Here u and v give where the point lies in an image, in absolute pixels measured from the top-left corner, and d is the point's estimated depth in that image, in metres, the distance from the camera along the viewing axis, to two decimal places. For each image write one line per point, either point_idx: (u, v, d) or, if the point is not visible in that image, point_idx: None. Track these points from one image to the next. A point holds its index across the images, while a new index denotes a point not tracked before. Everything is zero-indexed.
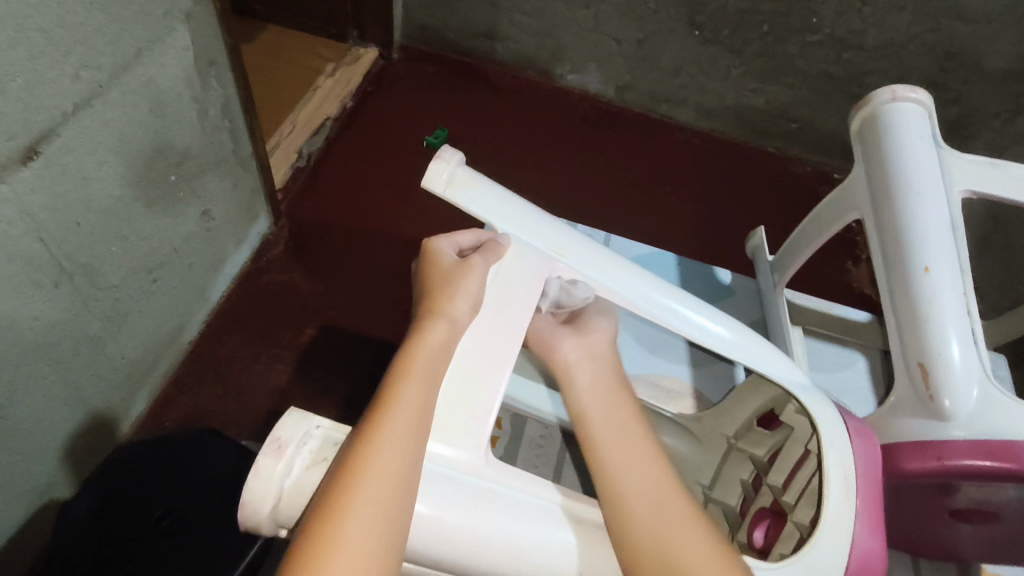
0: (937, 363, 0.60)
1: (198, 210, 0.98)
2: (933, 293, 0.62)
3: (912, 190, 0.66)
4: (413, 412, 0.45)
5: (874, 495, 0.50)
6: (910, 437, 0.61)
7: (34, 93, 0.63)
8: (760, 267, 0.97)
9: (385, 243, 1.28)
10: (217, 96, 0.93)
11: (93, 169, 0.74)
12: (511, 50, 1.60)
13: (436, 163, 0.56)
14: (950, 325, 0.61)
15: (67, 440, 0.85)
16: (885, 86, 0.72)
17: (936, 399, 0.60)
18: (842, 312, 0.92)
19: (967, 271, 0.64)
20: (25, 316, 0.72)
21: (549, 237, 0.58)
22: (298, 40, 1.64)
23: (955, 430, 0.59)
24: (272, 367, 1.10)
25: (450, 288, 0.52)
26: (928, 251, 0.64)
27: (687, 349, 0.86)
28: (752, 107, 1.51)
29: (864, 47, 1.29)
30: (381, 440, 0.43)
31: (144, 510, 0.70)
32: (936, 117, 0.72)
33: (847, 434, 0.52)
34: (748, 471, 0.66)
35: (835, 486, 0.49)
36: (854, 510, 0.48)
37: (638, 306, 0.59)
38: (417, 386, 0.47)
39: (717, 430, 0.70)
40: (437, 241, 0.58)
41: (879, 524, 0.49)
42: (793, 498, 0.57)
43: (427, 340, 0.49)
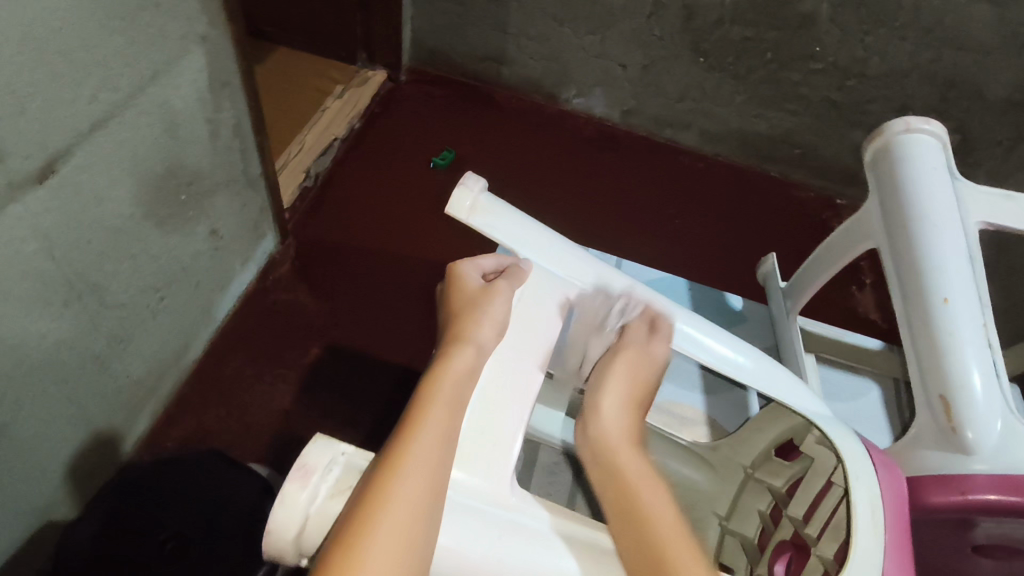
0: (959, 396, 0.60)
1: (207, 229, 0.99)
2: (954, 324, 0.62)
3: (928, 221, 0.67)
4: (440, 439, 0.45)
5: (902, 533, 0.48)
6: (933, 471, 0.61)
7: (51, 114, 0.63)
8: (772, 293, 0.97)
9: (391, 264, 1.28)
10: (230, 117, 0.94)
11: (106, 189, 0.74)
12: (518, 74, 1.62)
13: (459, 189, 0.56)
14: (971, 357, 0.61)
15: (69, 460, 0.84)
16: (899, 117, 0.73)
17: (958, 431, 0.60)
18: (853, 340, 0.92)
19: (986, 304, 0.64)
20: (34, 334, 0.71)
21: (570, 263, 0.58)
22: (308, 62, 1.66)
23: (977, 464, 0.58)
24: (276, 388, 1.09)
25: (476, 312, 0.53)
26: (946, 282, 0.64)
27: (699, 375, 0.86)
28: (756, 132, 1.52)
29: (867, 75, 1.31)
30: (407, 463, 0.43)
31: (155, 528, 0.69)
32: (950, 148, 0.73)
33: (871, 465, 0.52)
34: (767, 502, 0.66)
35: (864, 523, 0.47)
36: (884, 549, 0.46)
37: (658, 332, 0.59)
38: (443, 408, 0.46)
39: (733, 460, 0.70)
40: (461, 266, 0.58)
41: (910, 566, 0.47)
42: (815, 531, 0.55)
43: (454, 363, 0.49)
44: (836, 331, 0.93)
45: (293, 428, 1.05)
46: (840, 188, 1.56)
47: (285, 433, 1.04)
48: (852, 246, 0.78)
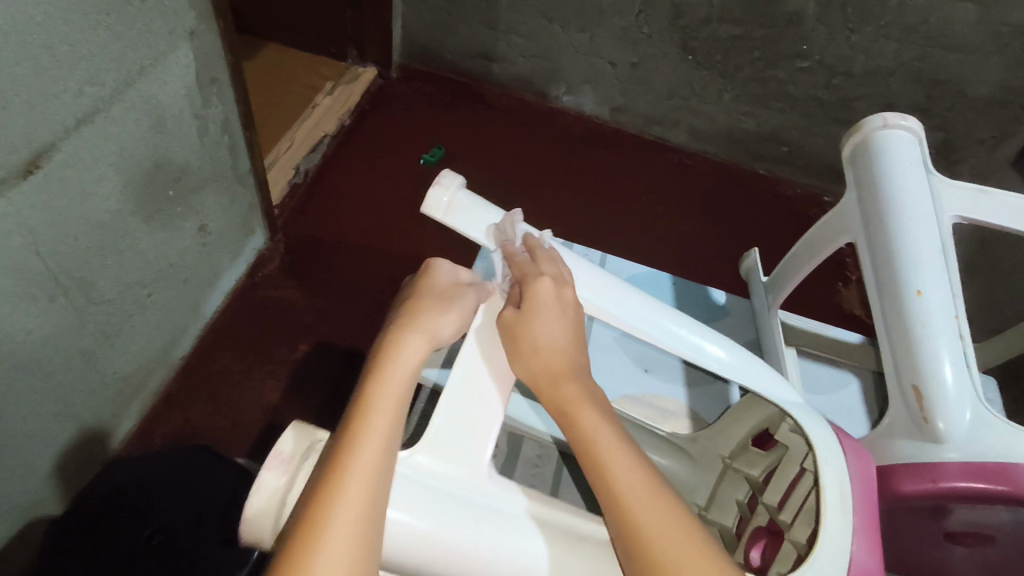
0: (930, 387, 0.61)
1: (195, 225, 0.99)
2: (925, 316, 0.63)
3: (902, 215, 0.68)
4: (386, 428, 0.45)
5: (871, 513, 0.50)
6: (906, 459, 0.61)
7: (36, 107, 0.63)
8: (755, 288, 0.98)
9: (382, 261, 1.28)
10: (218, 112, 0.93)
11: (94, 184, 0.74)
12: (508, 71, 1.63)
13: (435, 188, 0.57)
14: (943, 349, 0.62)
15: (56, 456, 0.84)
16: (877, 113, 0.74)
17: (930, 421, 0.61)
18: (835, 334, 0.94)
19: (959, 296, 0.65)
20: (19, 329, 0.71)
21: (547, 259, 0.56)
22: (297, 58, 1.65)
23: (949, 452, 0.59)
24: (265, 384, 1.09)
25: (429, 308, 0.53)
26: (919, 274, 0.65)
27: (683, 369, 0.86)
28: (744, 130, 1.53)
29: (852, 74, 1.32)
30: (353, 458, 0.42)
31: (133, 521, 0.68)
32: (927, 143, 0.74)
33: (841, 451, 0.53)
34: (744, 491, 0.67)
35: (832, 506, 0.48)
36: (853, 530, 0.47)
37: (633, 327, 0.59)
38: (389, 399, 0.46)
39: (712, 450, 0.70)
40: (435, 265, 0.57)
41: (877, 544, 0.48)
42: (788, 517, 0.57)
43: (401, 356, 0.49)
44: (819, 326, 0.95)
45: (282, 423, 1.05)
46: (826, 185, 1.57)
47: (274, 428, 1.05)
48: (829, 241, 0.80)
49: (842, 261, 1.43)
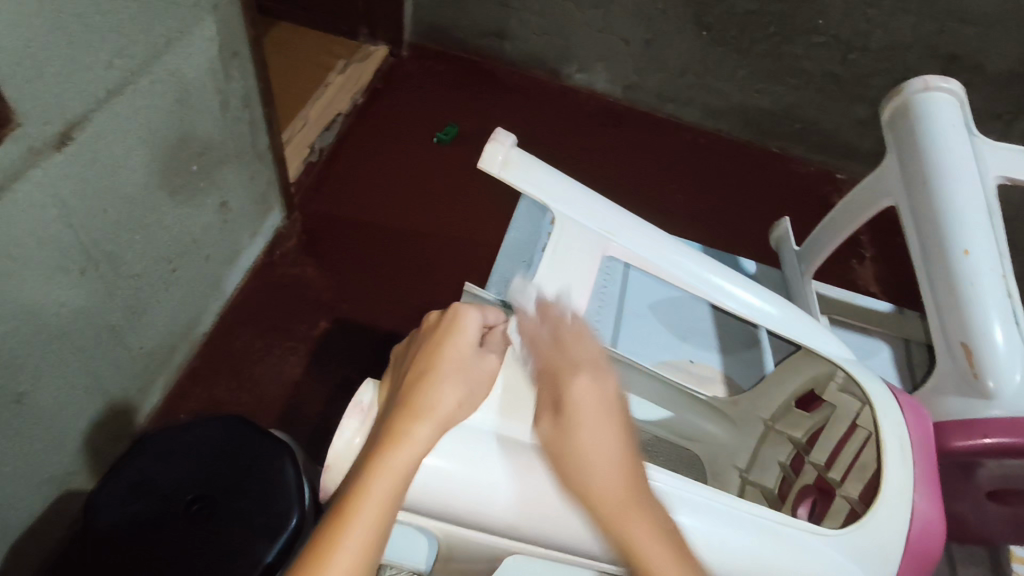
0: (979, 344, 0.62)
1: (216, 201, 0.99)
2: (973, 274, 0.64)
3: (947, 175, 0.68)
4: (394, 492, 0.42)
5: (929, 462, 0.54)
6: (954, 416, 0.62)
7: (69, 78, 0.63)
8: (785, 258, 0.98)
9: (399, 238, 1.29)
10: (238, 88, 0.93)
11: (122, 157, 0.74)
12: (520, 50, 1.61)
13: (491, 146, 0.56)
14: (991, 308, 0.62)
15: (87, 429, 0.85)
16: (916, 77, 0.75)
17: (980, 378, 0.61)
18: (864, 302, 0.94)
19: (1005, 255, 0.66)
20: (51, 302, 0.71)
21: (600, 216, 0.60)
22: (308, 37, 1.64)
23: (995, 409, 0.60)
24: (286, 360, 1.10)
25: (446, 378, 0.46)
26: (965, 234, 0.65)
27: (716, 337, 0.88)
28: (758, 107, 1.53)
29: (869, 49, 1.31)
30: (351, 526, 0.40)
31: (177, 489, 0.69)
32: (967, 106, 0.74)
33: (898, 405, 0.56)
34: (786, 453, 0.68)
35: (895, 457, 0.52)
36: (914, 482, 0.52)
37: (688, 283, 0.61)
38: (385, 493, 0.41)
39: (753, 413, 0.71)
40: (467, 311, 0.48)
41: (936, 493, 0.52)
42: (839, 473, 0.59)
43: (406, 447, 0.43)
44: (849, 294, 0.95)
45: (304, 399, 1.06)
46: (839, 162, 1.57)
47: (297, 402, 1.06)
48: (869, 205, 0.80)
49: (856, 238, 1.43)
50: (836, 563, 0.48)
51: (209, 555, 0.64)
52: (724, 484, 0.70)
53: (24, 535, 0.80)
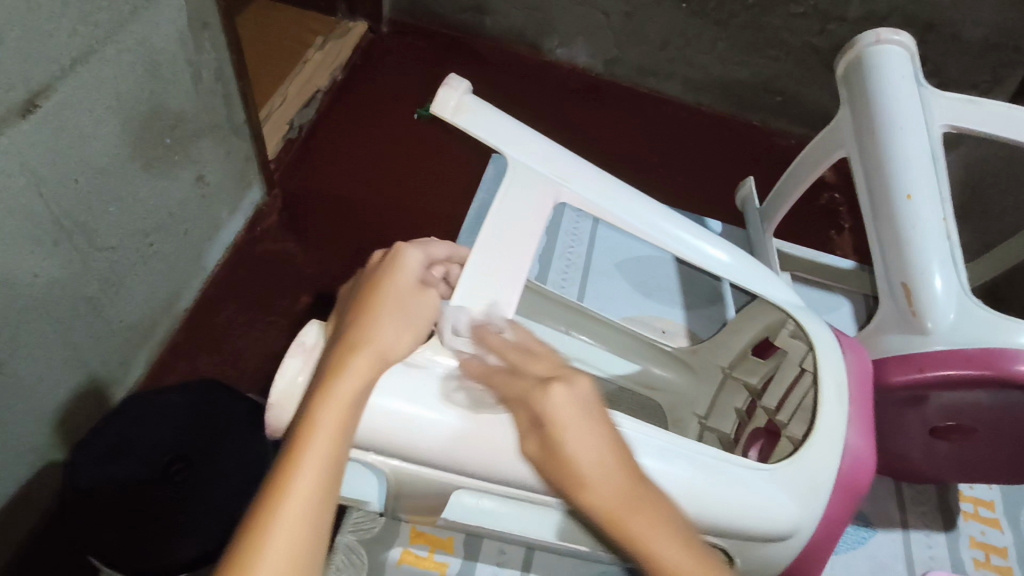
0: (918, 283, 0.64)
1: (193, 175, 0.99)
2: (914, 217, 0.66)
3: (894, 125, 0.71)
4: (345, 415, 0.42)
5: (862, 400, 0.58)
6: (894, 351, 0.64)
7: (32, 45, 0.63)
8: (749, 216, 1.00)
9: (379, 213, 1.29)
10: (211, 60, 0.93)
11: (91, 126, 0.74)
12: (500, 25, 1.61)
13: (443, 91, 0.57)
14: (932, 252, 0.64)
15: (67, 401, 0.85)
16: (870, 30, 0.76)
17: (918, 316, 0.63)
18: (828, 260, 0.96)
19: (948, 201, 0.68)
20: (26, 272, 0.71)
21: (551, 160, 0.59)
22: (286, 14, 1.62)
23: (934, 343, 0.62)
24: (268, 333, 1.11)
25: (384, 314, 0.46)
26: (908, 180, 0.68)
27: (681, 294, 0.89)
28: (738, 80, 1.53)
29: (846, 19, 1.32)
30: (306, 450, 0.40)
31: (153, 451, 0.68)
32: (918, 57, 0.77)
33: (838, 346, 0.60)
34: (743, 399, 0.72)
35: (829, 395, 0.57)
36: (847, 421, 0.56)
37: (637, 229, 0.62)
38: (334, 417, 0.42)
39: (712, 362, 0.74)
40: (405, 250, 0.50)
41: (868, 431, 0.57)
42: (785, 415, 0.63)
43: (347, 375, 0.43)
44: (813, 254, 0.97)
45: None
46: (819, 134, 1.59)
47: None
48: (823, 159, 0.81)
49: (834, 208, 1.45)
50: (770, 492, 0.52)
51: (193, 516, 0.66)
52: (682, 428, 0.72)
53: (7, 506, 0.81)
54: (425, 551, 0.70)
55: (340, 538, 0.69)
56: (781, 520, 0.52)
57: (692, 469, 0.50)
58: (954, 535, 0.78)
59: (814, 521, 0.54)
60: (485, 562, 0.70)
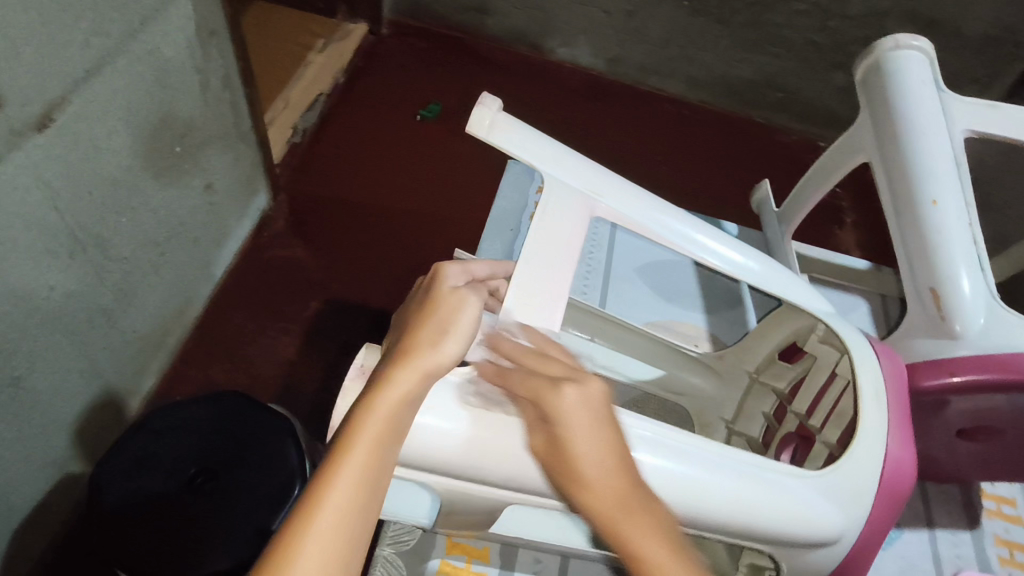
0: (947, 288, 0.65)
1: (202, 183, 0.98)
2: (942, 223, 0.67)
3: (916, 131, 0.72)
4: (390, 426, 0.42)
5: (901, 406, 0.58)
6: (924, 356, 0.65)
7: (47, 58, 0.62)
8: (766, 218, 1.00)
9: (385, 217, 1.29)
10: (218, 67, 0.92)
11: (104, 138, 0.74)
12: (501, 25, 1.60)
13: (479, 109, 0.56)
14: (959, 258, 0.65)
15: (84, 412, 0.85)
16: (888, 35, 0.78)
17: (947, 321, 0.64)
18: (844, 261, 0.97)
19: (972, 206, 0.69)
20: (42, 286, 0.71)
21: (584, 176, 0.60)
22: (287, 16, 1.62)
23: (961, 348, 0.63)
24: (278, 340, 1.11)
25: (430, 325, 0.46)
26: (933, 187, 0.69)
27: (701, 298, 0.90)
28: (740, 77, 1.54)
29: (848, 16, 1.32)
30: (350, 457, 0.40)
31: (177, 463, 0.69)
32: (937, 63, 0.78)
33: (874, 354, 0.60)
34: (769, 404, 0.73)
35: (869, 405, 0.57)
36: (886, 429, 0.56)
37: (670, 239, 0.63)
38: (378, 427, 0.42)
39: (739, 366, 0.75)
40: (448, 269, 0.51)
41: (908, 438, 0.57)
42: (818, 421, 0.64)
43: (391, 386, 0.43)
44: (829, 255, 0.98)
45: (298, 378, 1.07)
46: (821, 130, 1.59)
47: (291, 383, 1.06)
48: (846, 160, 0.82)
49: (837, 204, 1.46)
50: (814, 500, 0.52)
51: (220, 528, 0.66)
52: (710, 433, 0.75)
53: (26, 519, 0.81)
54: (462, 562, 0.70)
55: (379, 551, 0.68)
56: (825, 527, 0.53)
57: (736, 478, 0.51)
58: (978, 533, 0.79)
59: (857, 528, 0.54)
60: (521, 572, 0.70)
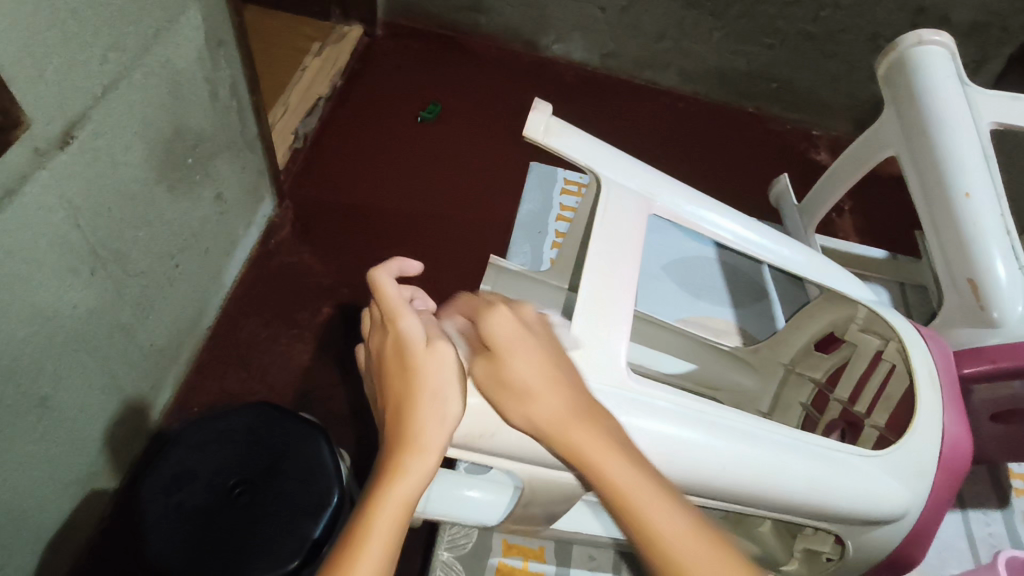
0: (982, 277, 0.71)
1: (212, 193, 0.98)
2: (976, 213, 0.74)
3: (945, 125, 0.79)
4: (402, 510, 0.44)
5: (954, 389, 0.63)
6: (964, 343, 0.73)
7: (69, 75, 0.62)
8: (788, 212, 1.11)
9: (392, 220, 1.29)
10: (225, 76, 0.92)
11: (122, 153, 0.73)
12: (495, 23, 1.60)
13: (533, 115, 0.59)
14: (994, 247, 0.72)
15: (106, 429, 0.84)
16: (912, 32, 0.86)
17: (985, 309, 0.71)
18: (860, 251, 1.03)
19: (1003, 198, 0.76)
20: (66, 304, 0.71)
21: (640, 178, 0.64)
22: (279, 19, 1.60)
23: (997, 337, 0.70)
24: (293, 347, 1.10)
25: (428, 405, 0.46)
26: (965, 181, 0.75)
27: (728, 294, 0.97)
28: (734, 69, 1.55)
29: (840, 5, 1.34)
30: (365, 544, 0.41)
31: (216, 476, 0.70)
32: (957, 57, 0.85)
33: (921, 339, 0.65)
34: (806, 393, 0.80)
35: (926, 388, 0.62)
36: (942, 407, 0.61)
37: (720, 236, 0.67)
38: (391, 516, 0.43)
39: (774, 359, 0.82)
40: (385, 287, 0.50)
41: (961, 415, 0.62)
42: (863, 408, 0.71)
43: (406, 477, 0.44)
44: (846, 245, 1.05)
45: (316, 384, 1.07)
46: (815, 119, 1.61)
47: (308, 389, 1.06)
48: (872, 155, 0.91)
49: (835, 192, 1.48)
50: (881, 480, 0.57)
51: (266, 537, 0.66)
52: None
53: (53, 538, 0.80)
54: (520, 561, 0.76)
55: (438, 555, 0.75)
56: (893, 503, 0.58)
57: (811, 461, 0.55)
58: (1008, 511, 0.84)
59: (919, 505, 0.60)
60: (577, 569, 0.76)
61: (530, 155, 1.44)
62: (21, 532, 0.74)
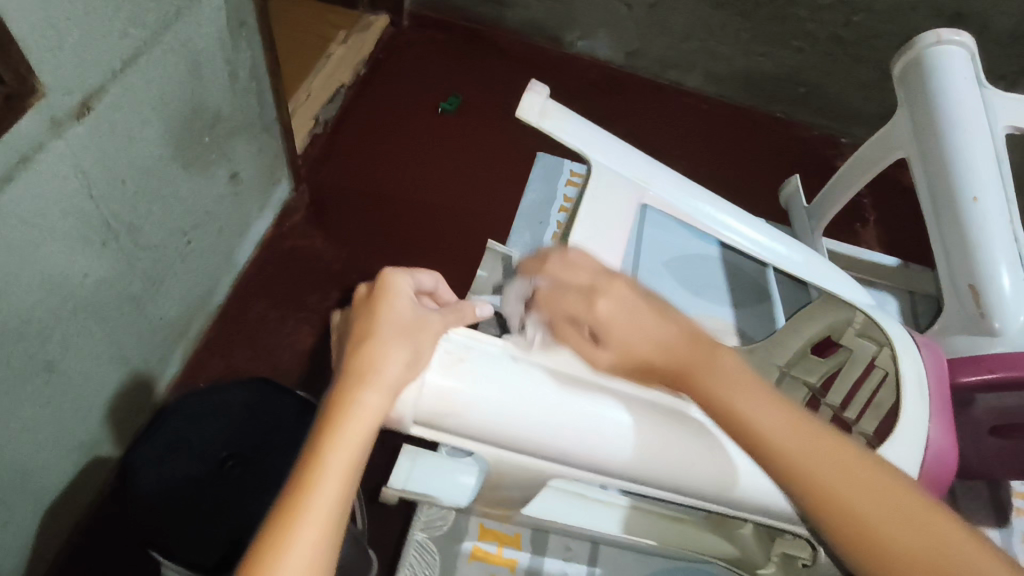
0: (986, 284, 0.70)
1: (227, 172, 0.99)
2: (982, 219, 0.72)
3: (959, 129, 0.77)
4: (359, 448, 0.41)
5: (942, 397, 0.60)
6: (963, 351, 0.71)
7: (88, 48, 0.63)
8: (795, 215, 1.09)
9: (405, 207, 1.30)
10: (246, 58, 0.93)
11: (138, 128, 0.75)
12: (521, 17, 1.60)
13: (529, 96, 0.58)
14: (1001, 256, 0.70)
15: (112, 397, 0.87)
16: (931, 30, 0.83)
17: (987, 317, 0.69)
18: (870, 257, 1.00)
19: (1012, 206, 0.74)
20: (76, 272, 0.72)
21: (635, 166, 0.63)
22: (307, 8, 1.62)
23: (999, 345, 0.68)
24: (299, 330, 1.12)
25: (393, 349, 0.44)
26: (977, 187, 0.74)
27: (729, 294, 0.95)
28: (761, 72, 1.52)
29: (874, 10, 1.31)
30: (320, 476, 0.39)
31: (208, 447, 0.71)
32: (978, 59, 0.82)
33: (914, 344, 0.63)
34: (799, 397, 0.78)
35: (911, 393, 0.59)
36: (928, 415, 0.58)
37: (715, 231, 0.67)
38: (345, 456, 0.40)
39: (768, 361, 0.77)
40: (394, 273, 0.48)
41: (948, 425, 0.58)
42: (854, 413, 0.70)
43: (359, 414, 0.42)
44: (858, 251, 1.01)
45: (320, 367, 1.08)
46: (843, 127, 1.58)
47: (312, 371, 1.08)
48: (881, 157, 0.89)
49: (859, 202, 1.44)
50: None
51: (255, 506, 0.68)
52: None
53: (56, 499, 0.83)
54: (495, 547, 0.76)
55: (412, 535, 0.76)
56: None
57: None
58: (1015, 533, 0.82)
59: None
60: (553, 558, 0.77)
61: (546, 149, 1.44)
62: (22, 493, 0.76)
